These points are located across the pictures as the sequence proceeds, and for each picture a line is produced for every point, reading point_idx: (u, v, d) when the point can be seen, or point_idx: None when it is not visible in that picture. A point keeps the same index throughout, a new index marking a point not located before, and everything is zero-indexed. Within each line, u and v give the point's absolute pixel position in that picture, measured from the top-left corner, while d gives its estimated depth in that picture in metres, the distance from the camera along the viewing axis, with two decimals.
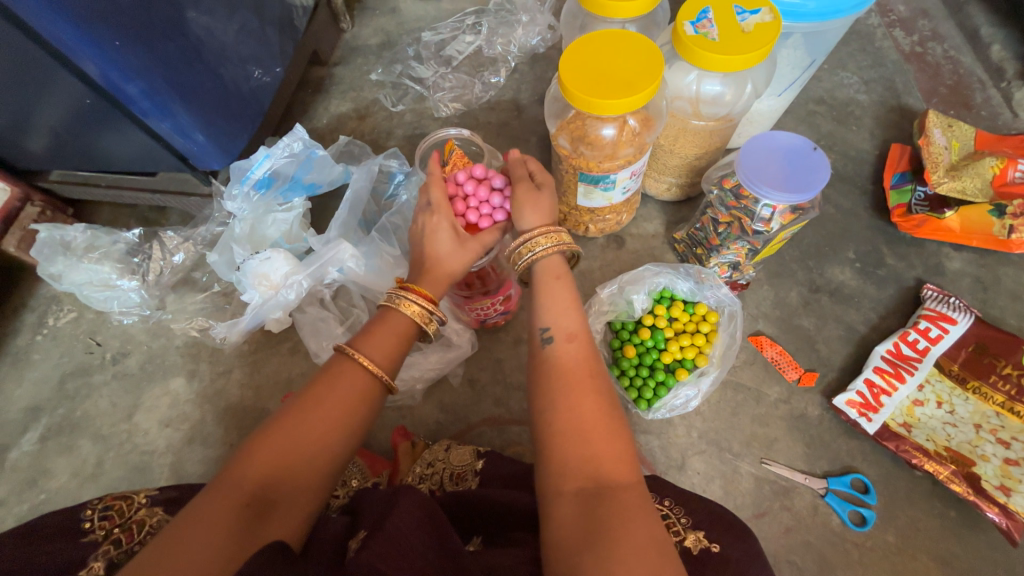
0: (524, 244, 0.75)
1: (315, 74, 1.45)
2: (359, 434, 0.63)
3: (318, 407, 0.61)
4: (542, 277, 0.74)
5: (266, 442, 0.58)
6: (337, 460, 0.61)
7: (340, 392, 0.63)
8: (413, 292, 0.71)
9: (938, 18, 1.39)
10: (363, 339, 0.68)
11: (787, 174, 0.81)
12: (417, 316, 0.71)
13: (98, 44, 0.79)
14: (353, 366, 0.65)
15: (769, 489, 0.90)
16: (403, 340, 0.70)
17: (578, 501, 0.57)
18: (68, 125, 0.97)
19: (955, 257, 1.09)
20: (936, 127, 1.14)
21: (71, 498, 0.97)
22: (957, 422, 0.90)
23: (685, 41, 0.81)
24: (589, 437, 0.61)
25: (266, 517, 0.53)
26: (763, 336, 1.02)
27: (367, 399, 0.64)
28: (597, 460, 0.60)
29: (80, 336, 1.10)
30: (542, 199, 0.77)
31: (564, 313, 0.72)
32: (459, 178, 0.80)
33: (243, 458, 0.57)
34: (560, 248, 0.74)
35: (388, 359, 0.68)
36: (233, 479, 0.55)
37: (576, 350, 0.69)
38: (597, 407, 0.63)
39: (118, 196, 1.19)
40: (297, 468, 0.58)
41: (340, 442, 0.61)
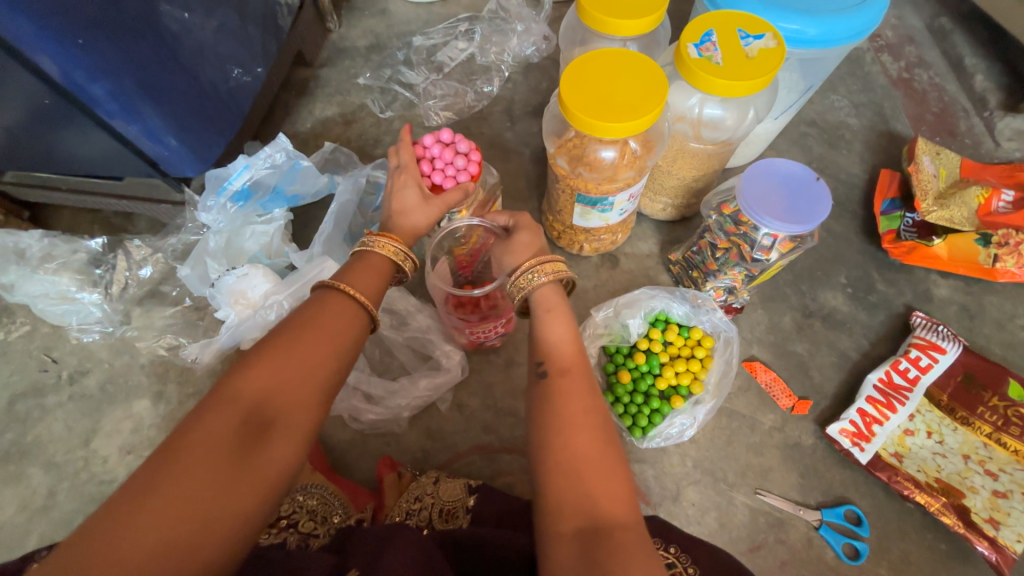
0: (520, 276, 0.72)
1: (299, 75, 1.39)
2: (349, 359, 0.63)
3: (306, 337, 0.60)
4: (538, 310, 0.71)
5: (255, 363, 0.57)
6: (329, 382, 0.60)
7: (329, 318, 0.63)
8: (385, 235, 0.74)
9: (924, 45, 1.42)
10: (345, 278, 0.68)
11: (788, 204, 0.80)
12: (393, 255, 0.73)
13: (57, 40, 0.72)
14: (340, 297, 0.65)
15: (764, 521, 0.88)
16: (382, 277, 0.72)
17: (575, 544, 0.53)
18: (23, 125, 0.89)
19: (942, 284, 1.10)
20: (925, 154, 1.15)
21: (18, 534, 0.89)
22: (946, 453, 0.90)
23: (689, 63, 0.78)
24: (584, 472, 0.58)
25: (264, 433, 0.53)
26: (757, 362, 1.01)
27: (354, 328, 0.64)
28: (594, 498, 0.56)
29: (33, 353, 1.02)
30: (523, 239, 0.77)
31: (557, 344, 0.69)
32: (427, 141, 0.86)
33: (232, 377, 0.56)
34: (555, 279, 0.72)
35: (371, 292, 0.69)
36: (226, 395, 0.54)
37: (568, 384, 0.65)
38: (591, 443, 0.60)
39: (80, 201, 1.12)
40: (288, 386, 0.56)
41: (331, 363, 0.60)
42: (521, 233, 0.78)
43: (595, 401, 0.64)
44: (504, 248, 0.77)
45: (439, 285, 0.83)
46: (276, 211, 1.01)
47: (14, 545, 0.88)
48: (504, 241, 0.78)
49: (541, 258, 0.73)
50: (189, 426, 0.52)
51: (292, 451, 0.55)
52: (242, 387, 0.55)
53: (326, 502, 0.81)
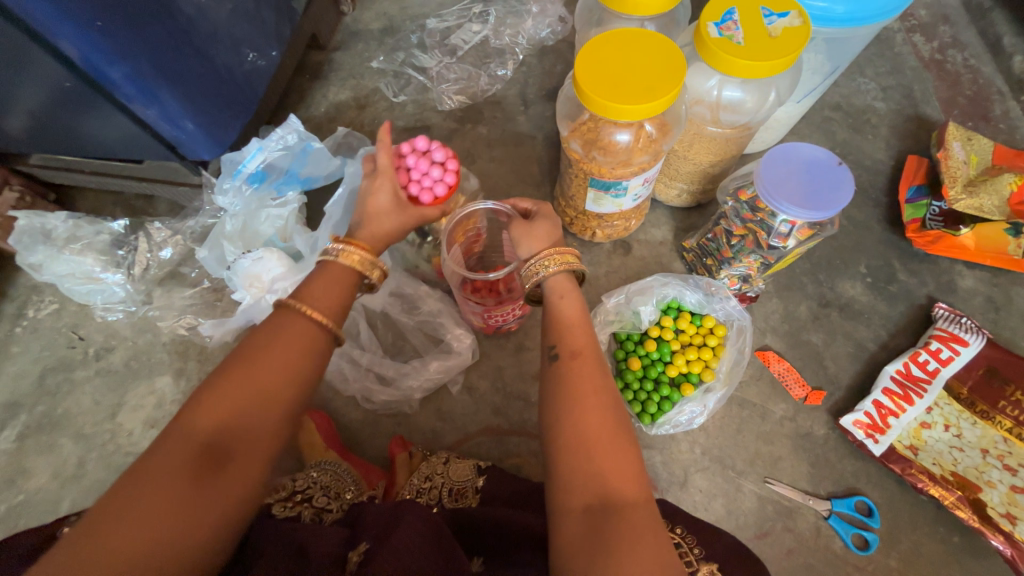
0: (532, 264, 0.72)
1: (314, 59, 1.39)
2: (312, 379, 0.61)
3: (264, 359, 0.58)
4: (551, 296, 0.71)
5: (210, 394, 0.55)
6: (291, 405, 0.58)
7: (287, 340, 0.60)
8: (351, 243, 0.70)
9: (959, 25, 1.35)
10: (305, 293, 0.65)
11: (808, 190, 0.77)
12: (359, 264, 0.70)
13: (78, 24, 0.73)
14: (298, 316, 0.62)
15: (772, 509, 0.88)
16: (347, 288, 0.69)
17: (584, 521, 0.54)
18: (47, 108, 0.91)
19: (967, 275, 1.06)
20: (955, 140, 1.10)
21: (51, 500, 0.93)
22: (963, 447, 0.88)
23: (708, 43, 0.76)
24: (594, 452, 0.58)
25: (221, 467, 0.51)
26: (770, 351, 0.99)
27: (315, 348, 0.62)
28: (605, 477, 0.56)
29: (62, 329, 1.06)
30: (538, 227, 0.75)
31: (571, 328, 0.68)
32: (406, 150, 0.85)
33: (188, 408, 0.54)
34: (568, 267, 0.72)
35: (334, 306, 0.66)
36: (181, 431, 0.52)
37: (579, 368, 0.64)
38: (601, 425, 0.59)
39: (102, 183, 1.14)
40: (246, 418, 0.54)
41: (291, 386, 0.58)
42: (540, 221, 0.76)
43: (607, 383, 0.63)
44: (522, 232, 0.75)
45: (453, 267, 0.84)
46: (290, 194, 1.01)
47: (48, 511, 0.93)
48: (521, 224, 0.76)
49: (555, 248, 0.72)
50: (144, 464, 0.50)
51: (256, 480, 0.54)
52: (198, 422, 0.53)
53: (339, 477, 0.84)
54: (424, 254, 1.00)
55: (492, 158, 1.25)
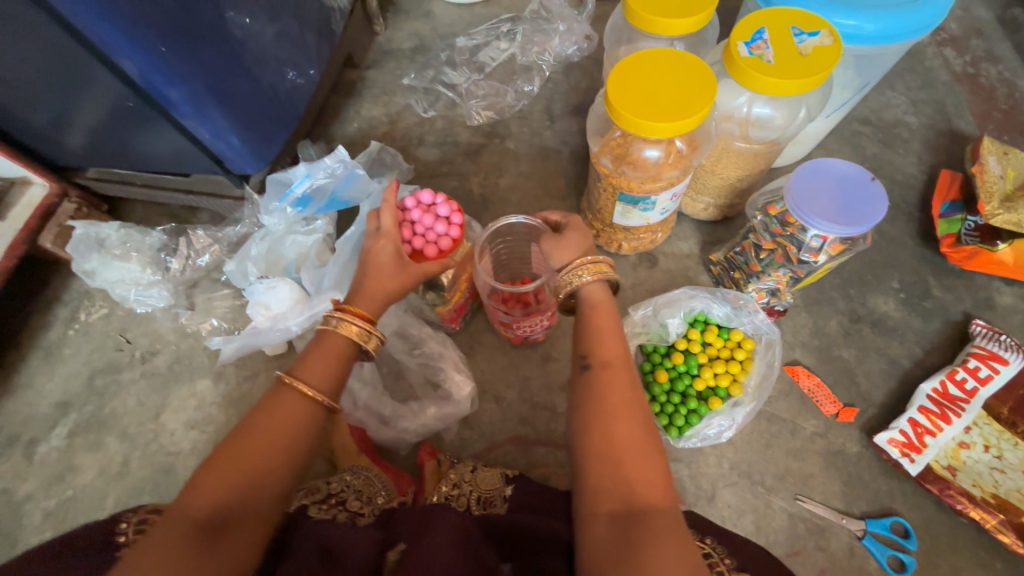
0: (567, 273, 0.74)
1: (348, 76, 1.45)
2: (306, 452, 0.64)
3: (262, 436, 0.61)
4: (584, 307, 0.73)
5: (210, 472, 0.58)
6: (285, 478, 0.61)
7: (282, 417, 0.63)
8: (351, 313, 0.70)
9: (992, 39, 1.34)
10: (304, 367, 0.67)
11: (840, 205, 0.78)
12: (356, 335, 0.70)
13: (145, 49, 0.79)
14: (292, 392, 0.64)
15: (804, 528, 0.87)
16: (343, 361, 0.70)
17: (610, 524, 0.55)
18: (108, 124, 0.97)
19: (1006, 292, 1.04)
20: (991, 154, 1.09)
21: (98, 496, 0.98)
22: (1005, 468, 0.85)
23: (738, 62, 0.78)
24: (622, 457, 0.59)
25: (217, 543, 0.54)
26: (800, 366, 0.98)
27: (309, 423, 0.64)
28: (631, 482, 0.57)
29: (111, 333, 1.11)
30: (571, 238, 0.77)
31: (603, 339, 0.69)
32: (409, 204, 0.84)
33: (191, 486, 0.57)
34: (603, 277, 0.74)
35: (328, 380, 0.67)
36: (181, 509, 0.55)
37: (610, 377, 0.66)
38: (629, 433, 0.61)
39: (151, 196, 1.20)
40: (242, 493, 0.58)
41: (287, 459, 0.61)
42: (571, 232, 0.78)
43: (636, 396, 0.65)
44: (555, 241, 0.77)
45: (485, 279, 0.86)
46: (318, 218, 1.04)
47: (95, 506, 0.97)
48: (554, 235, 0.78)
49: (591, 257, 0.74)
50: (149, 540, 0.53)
51: (249, 554, 0.56)
52: (196, 500, 0.56)
53: (370, 483, 0.85)
54: (427, 301, 0.95)
55: (519, 172, 1.28)
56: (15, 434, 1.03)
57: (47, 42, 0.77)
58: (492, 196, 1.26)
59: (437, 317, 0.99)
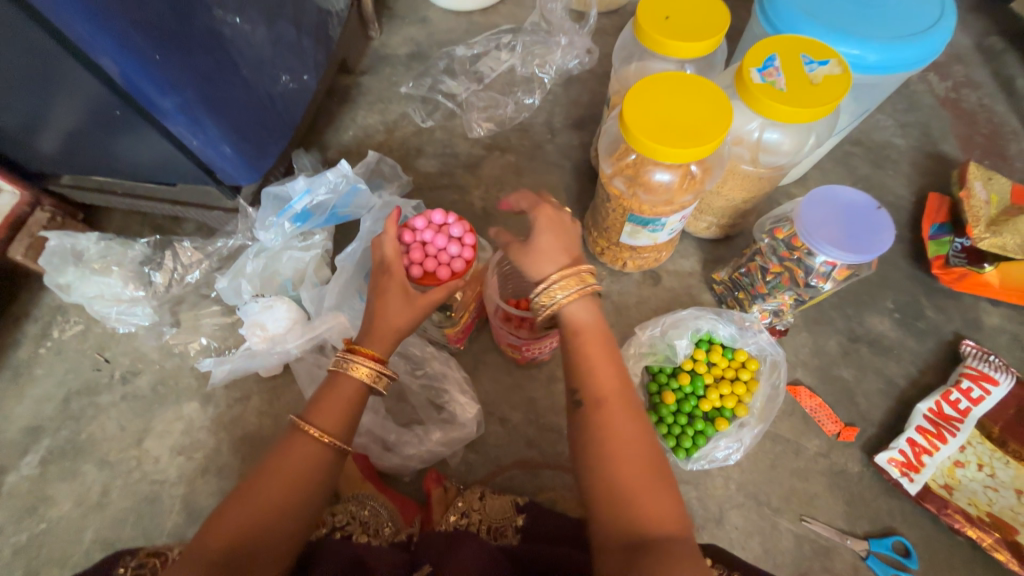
0: (542, 293, 0.69)
1: (342, 82, 1.40)
2: (315, 499, 0.63)
3: (273, 478, 0.61)
4: (567, 333, 0.69)
5: (225, 514, 0.58)
6: (295, 523, 0.60)
7: (293, 461, 0.62)
8: (362, 354, 0.69)
9: (972, 65, 1.39)
10: (314, 408, 0.66)
11: (848, 232, 0.79)
12: (366, 377, 0.68)
13: (137, 58, 0.74)
14: (304, 436, 0.64)
15: (810, 549, 0.88)
16: (353, 403, 0.68)
17: (620, 560, 0.55)
18: (87, 128, 0.90)
19: (992, 312, 1.08)
20: (977, 179, 1.13)
21: (74, 529, 0.91)
22: (998, 487, 0.88)
23: (751, 88, 0.78)
24: (626, 497, 0.58)
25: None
26: (802, 386, 1.00)
27: (319, 468, 0.63)
28: (637, 521, 0.56)
29: (87, 351, 1.04)
30: (544, 246, 0.71)
31: (593, 369, 0.65)
32: (418, 226, 0.81)
33: (205, 529, 0.57)
34: (583, 293, 0.68)
35: (341, 424, 0.66)
36: (195, 550, 0.55)
37: (604, 415, 0.63)
38: (629, 472, 0.59)
39: (133, 205, 1.13)
40: (254, 536, 0.57)
41: (297, 504, 0.61)
42: (542, 240, 0.72)
43: (637, 425, 0.63)
44: (525, 258, 0.72)
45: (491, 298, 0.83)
46: (316, 233, 1.00)
47: (71, 541, 0.90)
48: (521, 247, 0.73)
49: (569, 269, 0.69)
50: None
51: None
52: (210, 543, 0.56)
53: (377, 513, 0.83)
54: (434, 322, 0.91)
55: (521, 186, 1.27)
56: None
57: (21, 39, 0.71)
58: (493, 210, 1.24)
59: (443, 338, 0.96)
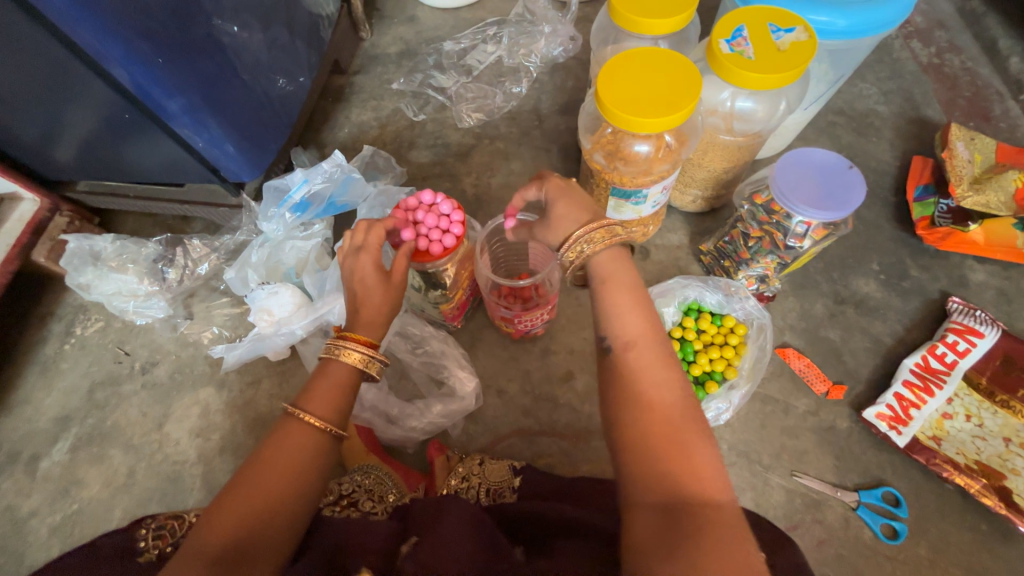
0: (571, 247, 0.70)
1: (336, 82, 1.46)
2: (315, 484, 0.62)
3: (270, 469, 0.59)
4: (595, 282, 0.69)
5: (223, 506, 0.57)
6: (298, 509, 0.59)
7: (290, 448, 0.61)
8: (351, 339, 0.69)
9: (955, 30, 1.40)
10: (306, 397, 0.66)
11: (821, 192, 0.82)
12: (357, 361, 0.68)
13: (143, 62, 0.80)
14: (298, 423, 0.63)
15: (801, 502, 0.91)
16: (346, 388, 0.67)
17: (655, 514, 0.53)
18: (98, 135, 0.96)
19: (978, 269, 1.10)
20: (959, 140, 1.14)
21: (104, 509, 0.97)
22: (986, 436, 0.90)
23: (721, 59, 0.81)
24: (662, 443, 0.57)
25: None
26: (789, 348, 1.02)
27: (315, 454, 0.62)
28: (674, 466, 0.55)
29: (108, 345, 1.11)
30: (571, 205, 0.74)
31: (621, 318, 0.65)
32: (410, 204, 0.84)
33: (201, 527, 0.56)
34: (609, 241, 0.69)
35: (335, 408, 0.65)
36: (196, 543, 0.54)
37: (636, 360, 0.62)
38: (662, 421, 0.58)
39: (145, 207, 1.19)
40: (256, 525, 0.56)
41: (299, 488, 0.60)
42: (559, 203, 0.75)
43: (670, 372, 0.61)
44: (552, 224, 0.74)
45: (485, 273, 0.87)
46: (317, 223, 1.05)
47: (102, 519, 0.97)
48: (543, 219, 0.76)
49: (593, 222, 0.70)
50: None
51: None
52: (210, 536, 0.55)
53: (381, 481, 0.88)
54: (431, 300, 0.94)
55: (511, 171, 1.31)
56: (14, 452, 1.02)
57: (37, 52, 0.76)
58: (485, 196, 1.28)
59: (441, 316, 1.00)
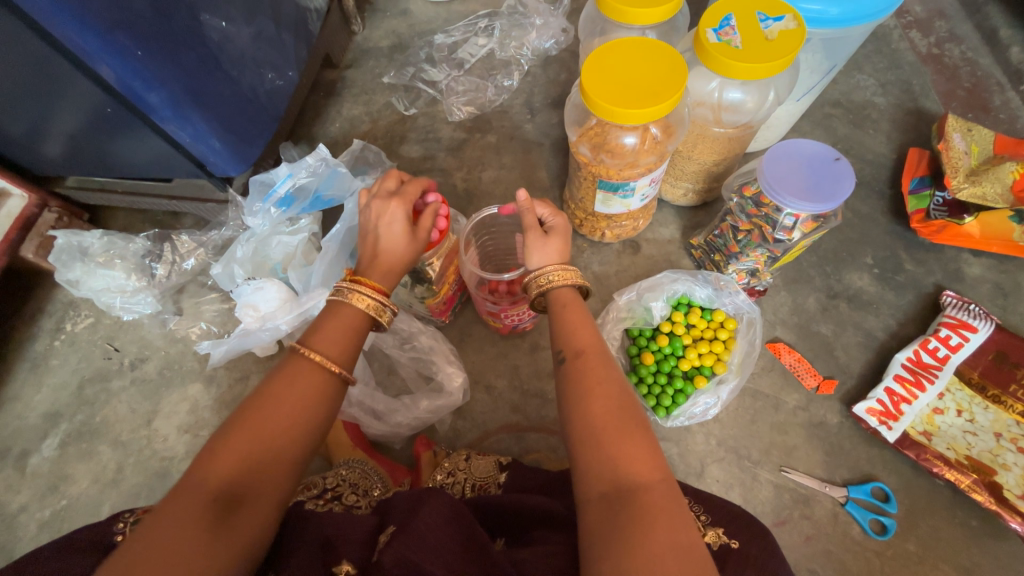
0: (539, 275, 0.71)
1: (327, 76, 1.44)
2: (321, 426, 0.60)
3: (275, 405, 0.58)
4: (553, 307, 0.70)
5: (225, 443, 0.55)
6: (299, 452, 0.57)
7: (295, 386, 0.60)
8: (366, 285, 0.70)
9: (955, 19, 1.38)
10: (314, 336, 0.65)
11: (810, 183, 0.80)
12: (370, 308, 0.69)
13: (121, 54, 0.78)
14: (305, 362, 0.62)
15: (790, 498, 0.90)
16: (356, 335, 0.67)
17: (601, 508, 0.53)
18: (84, 131, 0.96)
19: (974, 263, 1.08)
20: (955, 131, 1.12)
21: (93, 504, 0.98)
22: (977, 431, 0.89)
23: (708, 48, 0.80)
24: (604, 441, 0.56)
25: (233, 515, 0.51)
26: (780, 343, 1.01)
27: (325, 393, 0.61)
28: (616, 461, 0.55)
29: (98, 342, 1.11)
30: (551, 245, 0.73)
31: (573, 329, 0.67)
32: None
33: (201, 461, 0.54)
34: (572, 281, 0.71)
35: (343, 352, 0.65)
36: (193, 479, 0.52)
37: (585, 366, 0.63)
38: (606, 416, 0.58)
39: (134, 202, 1.19)
40: (260, 461, 0.54)
41: (306, 428, 0.58)
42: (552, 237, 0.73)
43: (616, 376, 0.63)
44: (533, 241, 0.73)
45: (470, 269, 0.86)
46: (303, 218, 1.05)
47: (91, 513, 0.97)
48: (538, 235, 0.73)
49: (559, 264, 0.71)
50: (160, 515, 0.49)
51: (265, 528, 0.53)
52: (210, 471, 0.52)
53: (367, 476, 0.88)
54: (417, 295, 0.94)
55: (502, 166, 1.30)
56: (4, 448, 1.02)
57: (16, 46, 0.75)
58: (476, 190, 1.27)
59: (427, 311, 0.99)
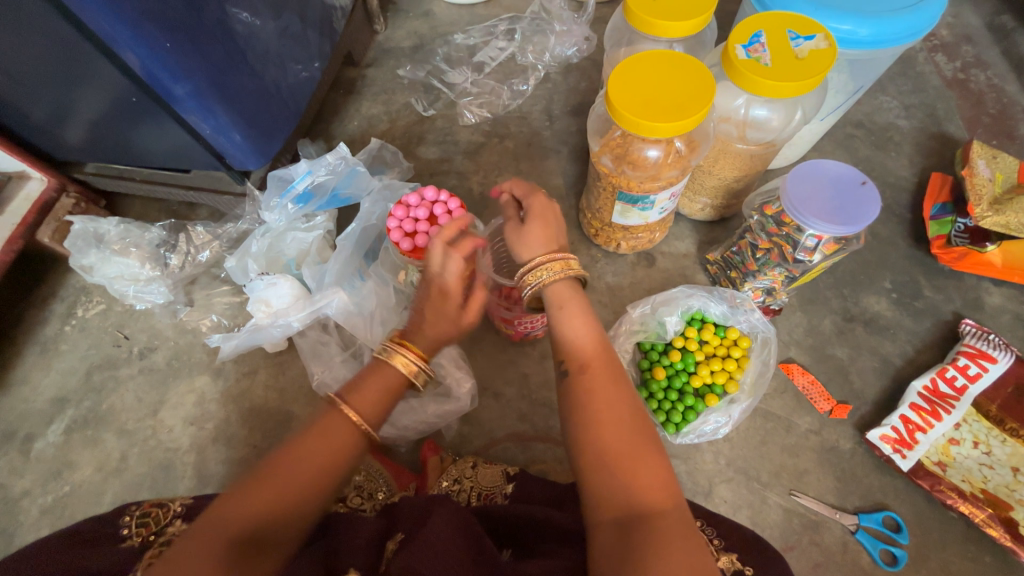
0: (529, 272, 0.70)
1: (348, 74, 1.45)
2: (340, 484, 0.58)
3: (303, 457, 0.56)
4: (551, 307, 0.69)
5: (250, 490, 0.54)
6: (313, 510, 0.56)
7: (325, 440, 0.58)
8: (408, 348, 0.65)
9: (982, 45, 1.36)
10: (352, 388, 0.62)
11: (833, 205, 0.79)
12: (407, 369, 0.64)
13: (149, 44, 0.79)
14: (336, 415, 0.59)
15: (799, 523, 0.89)
16: (391, 395, 0.63)
17: (614, 534, 0.52)
18: (108, 119, 0.96)
19: (995, 292, 1.06)
20: (980, 157, 1.10)
21: (95, 492, 0.98)
22: (993, 464, 0.87)
23: (736, 64, 0.79)
24: (614, 465, 0.55)
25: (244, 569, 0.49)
26: (794, 364, 1.00)
27: (350, 451, 0.59)
28: (628, 488, 0.54)
29: (108, 329, 1.11)
30: (529, 233, 0.72)
31: (575, 339, 0.66)
32: (411, 201, 0.83)
33: (225, 503, 0.53)
34: (567, 274, 0.69)
35: (376, 408, 0.61)
36: (218, 518, 0.52)
37: (591, 382, 0.62)
38: (617, 438, 0.57)
39: (151, 191, 1.19)
40: (278, 514, 0.53)
41: (328, 486, 0.56)
42: (533, 223, 0.73)
43: (624, 393, 0.61)
44: (517, 238, 0.73)
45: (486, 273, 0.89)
46: (319, 214, 1.05)
47: (93, 502, 0.97)
48: (514, 227, 0.74)
49: (553, 253, 0.70)
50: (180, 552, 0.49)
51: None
52: (232, 516, 0.52)
53: (372, 479, 0.88)
54: None
55: (519, 172, 1.29)
56: (10, 431, 1.02)
57: (47, 30, 0.76)
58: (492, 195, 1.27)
59: None
